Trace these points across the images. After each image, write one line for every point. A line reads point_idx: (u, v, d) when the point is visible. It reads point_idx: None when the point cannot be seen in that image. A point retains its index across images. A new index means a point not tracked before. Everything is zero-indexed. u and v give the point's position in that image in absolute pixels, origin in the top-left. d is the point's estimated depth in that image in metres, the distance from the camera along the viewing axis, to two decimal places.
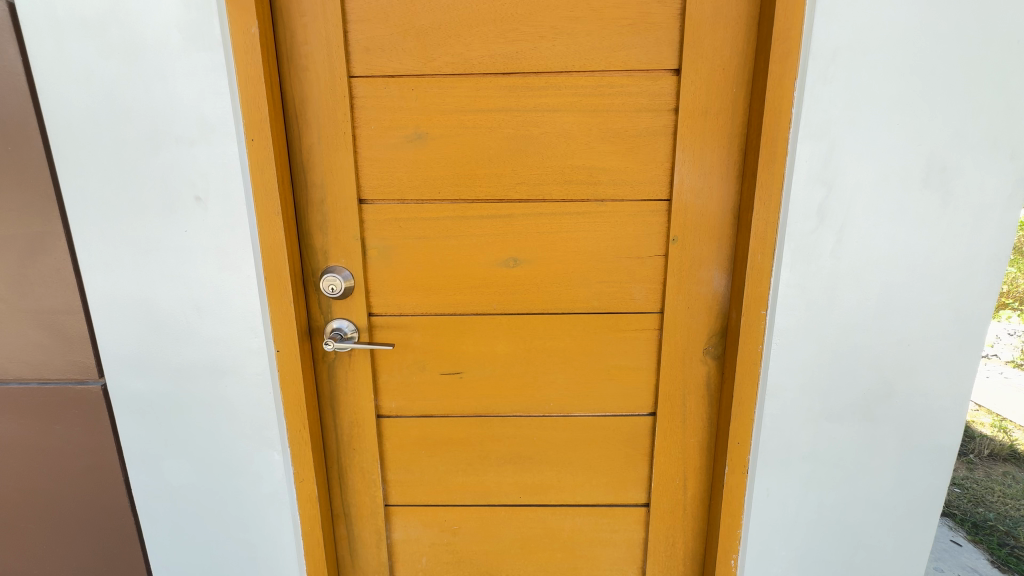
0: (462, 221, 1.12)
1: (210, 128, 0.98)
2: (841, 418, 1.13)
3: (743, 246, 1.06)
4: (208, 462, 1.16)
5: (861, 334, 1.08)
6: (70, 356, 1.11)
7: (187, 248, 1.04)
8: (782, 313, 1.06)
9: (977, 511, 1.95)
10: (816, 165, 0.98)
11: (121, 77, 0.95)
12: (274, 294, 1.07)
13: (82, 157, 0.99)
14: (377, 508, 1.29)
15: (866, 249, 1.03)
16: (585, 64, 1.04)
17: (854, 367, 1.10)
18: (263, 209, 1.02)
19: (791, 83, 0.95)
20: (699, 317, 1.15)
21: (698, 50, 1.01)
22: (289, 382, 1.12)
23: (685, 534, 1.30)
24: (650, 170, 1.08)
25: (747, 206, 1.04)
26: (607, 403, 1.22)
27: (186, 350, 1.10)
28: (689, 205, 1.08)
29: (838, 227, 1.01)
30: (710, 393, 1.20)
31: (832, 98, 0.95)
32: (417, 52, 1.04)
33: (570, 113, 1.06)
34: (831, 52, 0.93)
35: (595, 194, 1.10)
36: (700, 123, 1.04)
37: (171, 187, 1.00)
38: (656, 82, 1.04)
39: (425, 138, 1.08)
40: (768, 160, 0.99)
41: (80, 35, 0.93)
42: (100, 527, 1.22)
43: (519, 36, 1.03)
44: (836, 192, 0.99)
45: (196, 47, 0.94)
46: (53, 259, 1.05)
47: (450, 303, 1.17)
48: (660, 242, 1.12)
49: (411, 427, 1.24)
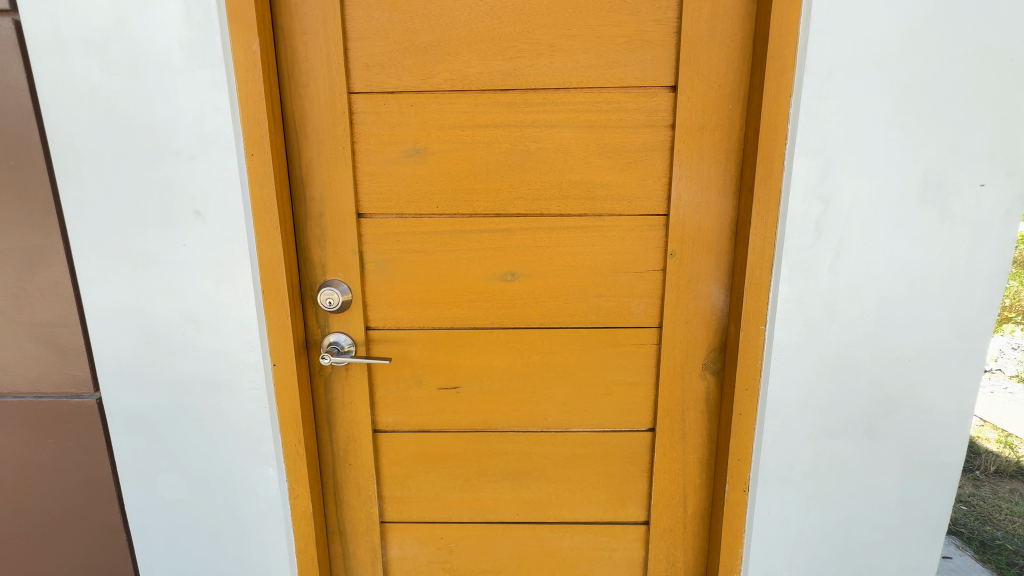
0: (460, 235, 1.12)
1: (210, 142, 0.99)
2: (842, 434, 1.12)
3: (741, 260, 1.06)
4: (203, 476, 1.15)
5: (861, 349, 1.07)
6: (65, 369, 1.10)
7: (185, 261, 1.04)
8: (782, 328, 1.06)
9: (984, 529, 1.92)
10: (813, 181, 0.98)
11: (124, 93, 0.96)
12: (271, 308, 1.07)
13: (82, 172, 1.00)
14: (373, 525, 1.27)
15: (864, 264, 1.02)
16: (582, 81, 1.05)
17: (856, 383, 1.09)
18: (262, 222, 1.03)
19: (785, 100, 0.96)
20: (697, 332, 1.14)
21: (694, 67, 1.02)
22: (285, 396, 1.11)
23: (686, 553, 1.28)
24: (647, 185, 1.09)
25: (745, 221, 1.05)
26: (606, 418, 1.21)
27: (182, 364, 1.09)
28: (686, 219, 1.09)
29: (835, 242, 1.01)
30: (710, 409, 1.19)
31: (828, 115, 0.95)
32: (416, 69, 1.05)
33: (568, 128, 1.07)
34: (826, 70, 0.93)
35: (593, 209, 1.11)
36: (697, 139, 1.05)
37: (171, 201, 1.01)
38: (653, 98, 1.05)
39: (424, 153, 1.09)
40: (765, 175, 0.99)
41: (85, 52, 0.95)
42: (91, 542, 1.20)
43: (517, 53, 1.04)
44: (833, 207, 0.99)
45: (198, 63, 0.96)
46: (51, 272, 1.05)
47: (448, 317, 1.16)
48: (659, 257, 1.12)
49: (407, 443, 1.23)
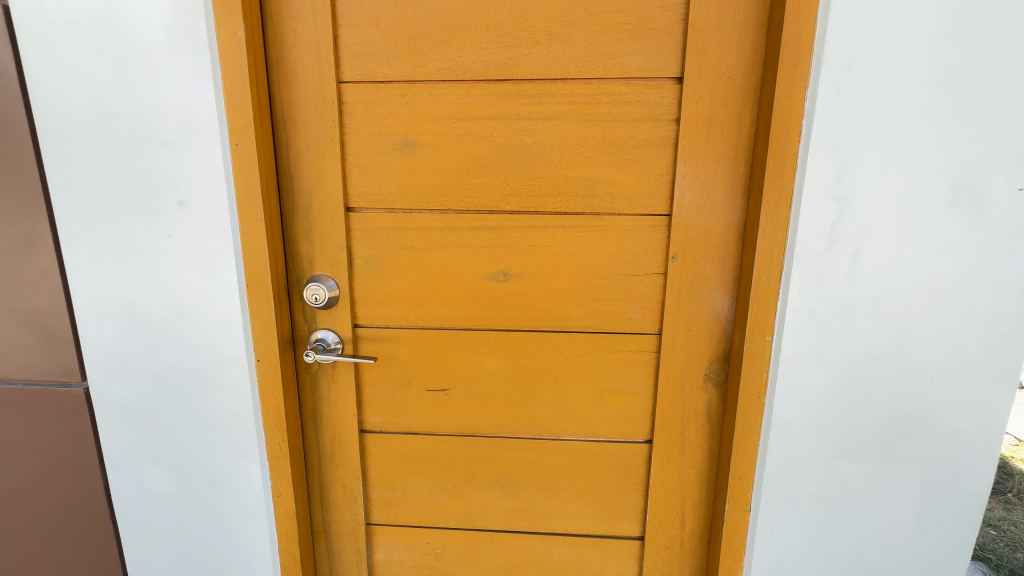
0: (450, 232, 1.08)
1: (194, 132, 0.97)
2: (854, 455, 1.04)
3: (748, 266, 0.99)
4: (187, 470, 1.14)
5: (878, 365, 0.99)
6: (55, 358, 1.10)
7: (169, 252, 1.02)
8: (790, 339, 0.98)
9: (1015, 556, 1.79)
10: (829, 182, 0.90)
11: (109, 80, 0.95)
12: (255, 302, 1.04)
13: (71, 160, 0.99)
14: (359, 526, 1.24)
15: (884, 274, 0.94)
16: (581, 71, 0.99)
17: (871, 401, 1.01)
18: (246, 214, 1.00)
19: (801, 93, 0.88)
20: (699, 341, 1.07)
21: (702, 57, 0.95)
22: (269, 392, 1.09)
23: (682, 572, 1.21)
24: (649, 183, 1.02)
25: (753, 223, 0.97)
26: (601, 427, 1.16)
27: (168, 357, 1.08)
28: (690, 221, 1.02)
29: (852, 249, 0.93)
30: (711, 423, 1.12)
31: (847, 110, 0.87)
32: (408, 58, 1.01)
33: (566, 122, 1.01)
34: (847, 61, 0.86)
35: (591, 208, 1.04)
36: (703, 134, 0.98)
37: (156, 191, 0.99)
38: (657, 90, 0.98)
39: (415, 145, 1.05)
40: (775, 174, 0.92)
41: (71, 37, 0.93)
42: (79, 531, 1.20)
43: (513, 41, 0.99)
44: (850, 211, 0.91)
45: (182, 50, 0.93)
46: (41, 260, 1.05)
47: (437, 317, 1.12)
48: (660, 259, 1.05)
49: (394, 444, 1.20)
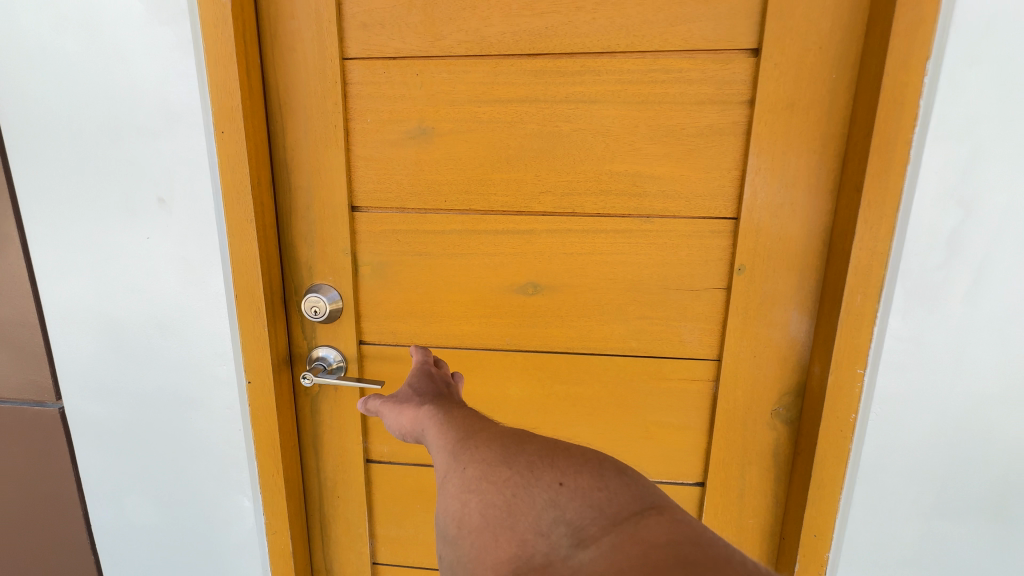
0: (471, 236, 0.92)
1: (175, 117, 0.83)
2: (961, 516, 0.85)
3: (836, 281, 0.80)
4: (173, 501, 1.01)
5: (1000, 407, 0.79)
6: (26, 373, 0.97)
7: (149, 257, 0.89)
8: (886, 374, 0.80)
9: None
10: (949, 179, 0.72)
11: (78, 56, 0.81)
12: (244, 316, 0.90)
13: (38, 149, 0.86)
14: (363, 566, 1.10)
15: (1015, 296, 0.75)
16: (633, 42, 0.81)
17: (987, 452, 0.82)
18: (233, 213, 0.86)
19: (920, 65, 0.69)
20: (767, 370, 0.89)
21: (785, 22, 0.76)
22: (261, 418, 0.95)
23: None
24: (712, 179, 0.84)
25: (844, 230, 0.78)
26: (643, 466, 0.99)
27: (149, 376, 0.95)
28: (762, 226, 0.83)
29: (975, 264, 0.74)
30: (778, 466, 0.94)
31: (981, 87, 0.68)
32: (423, 29, 0.85)
33: (612, 105, 0.84)
34: (984, 23, 0.67)
35: (640, 209, 0.87)
36: (784, 119, 0.79)
37: (133, 186, 0.86)
38: (727, 65, 0.80)
39: (431, 133, 0.88)
40: (881, 169, 0.73)
41: (33, 5, 0.80)
42: (58, 562, 1.08)
43: (550, 6, 0.81)
44: (976, 217, 0.72)
45: (159, 19, 0.79)
46: (6, 263, 0.91)
47: (455, 335, 0.97)
48: (722, 272, 0.88)
49: (404, 477, 1.05)
